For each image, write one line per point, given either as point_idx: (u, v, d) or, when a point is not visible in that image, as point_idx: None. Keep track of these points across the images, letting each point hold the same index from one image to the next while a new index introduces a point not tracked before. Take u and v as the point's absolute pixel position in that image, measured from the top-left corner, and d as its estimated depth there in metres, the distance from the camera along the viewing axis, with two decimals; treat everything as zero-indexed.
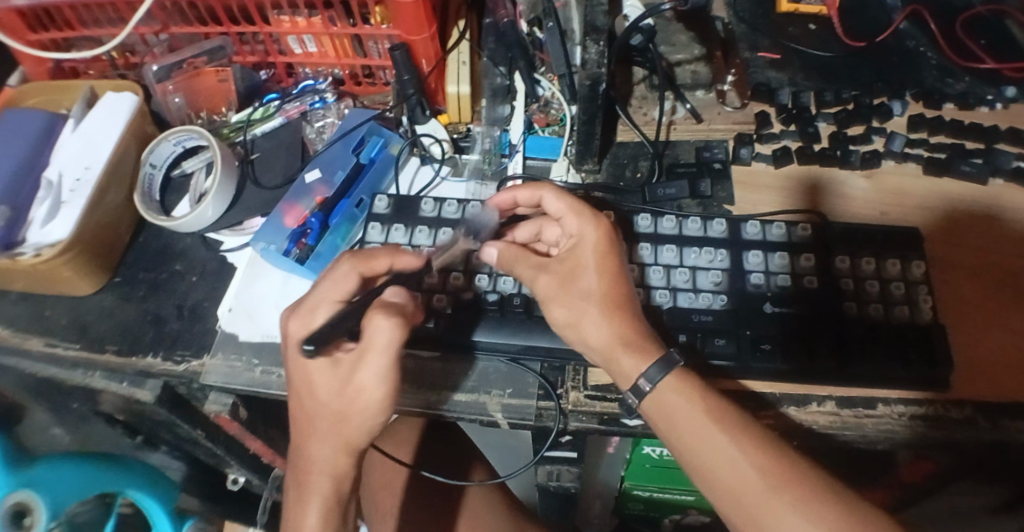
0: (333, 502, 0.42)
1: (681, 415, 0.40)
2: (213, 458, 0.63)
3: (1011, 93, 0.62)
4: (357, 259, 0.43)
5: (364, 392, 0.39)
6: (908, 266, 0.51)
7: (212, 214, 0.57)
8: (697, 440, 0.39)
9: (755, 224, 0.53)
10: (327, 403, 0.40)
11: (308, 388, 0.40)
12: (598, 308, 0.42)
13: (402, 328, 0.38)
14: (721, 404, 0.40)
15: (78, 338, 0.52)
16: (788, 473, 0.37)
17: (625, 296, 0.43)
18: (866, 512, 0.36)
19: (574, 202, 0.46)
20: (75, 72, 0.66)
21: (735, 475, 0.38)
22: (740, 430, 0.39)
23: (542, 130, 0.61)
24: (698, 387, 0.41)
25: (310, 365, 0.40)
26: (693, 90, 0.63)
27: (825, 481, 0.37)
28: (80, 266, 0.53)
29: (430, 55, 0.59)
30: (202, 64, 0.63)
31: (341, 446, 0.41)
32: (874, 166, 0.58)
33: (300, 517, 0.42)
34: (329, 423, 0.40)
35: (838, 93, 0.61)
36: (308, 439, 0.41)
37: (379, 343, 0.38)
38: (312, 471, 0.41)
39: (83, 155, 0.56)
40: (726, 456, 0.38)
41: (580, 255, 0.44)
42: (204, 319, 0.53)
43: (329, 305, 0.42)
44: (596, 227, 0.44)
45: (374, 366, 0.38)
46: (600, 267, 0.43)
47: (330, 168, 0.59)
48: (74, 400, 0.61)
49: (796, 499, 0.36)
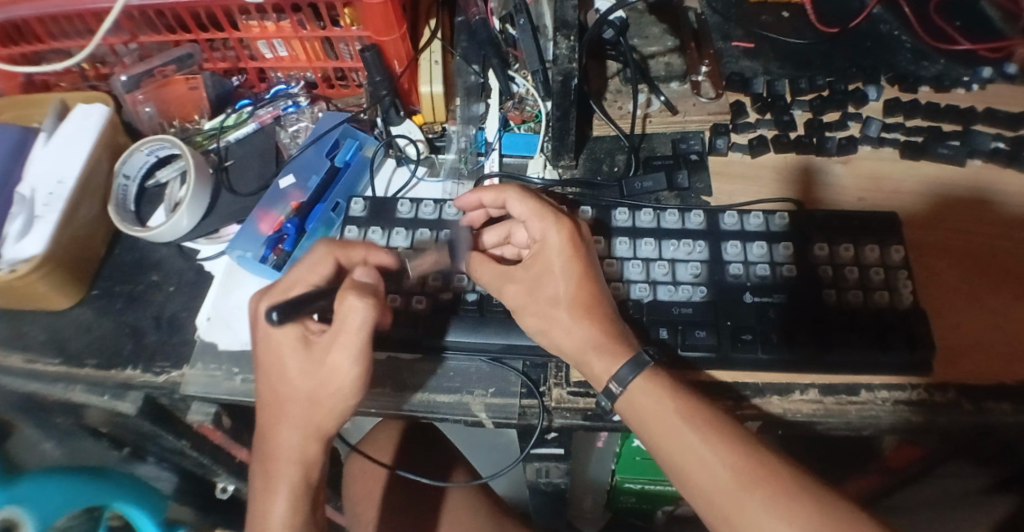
0: (300, 489, 0.42)
1: (653, 415, 0.40)
2: (200, 468, 0.63)
3: (988, 73, 0.61)
4: (334, 244, 0.45)
5: (339, 372, 0.40)
6: (887, 252, 0.51)
7: (188, 224, 0.57)
8: (670, 439, 0.39)
9: (732, 214, 0.53)
10: (299, 388, 0.41)
11: (280, 372, 0.41)
12: (569, 311, 0.43)
13: (376, 310, 0.39)
14: (693, 402, 0.40)
15: (56, 353, 0.52)
16: (759, 470, 0.37)
17: (594, 294, 0.44)
18: (837, 507, 0.36)
19: (537, 205, 0.46)
20: (47, 85, 0.65)
21: (706, 474, 0.38)
22: (711, 427, 0.39)
23: (518, 127, 0.61)
24: (672, 386, 0.41)
25: (283, 347, 0.41)
26: (667, 82, 0.62)
27: (796, 476, 0.37)
28: (55, 281, 0.52)
29: (401, 56, 0.59)
30: (171, 72, 0.61)
31: (309, 432, 0.41)
32: (851, 151, 0.58)
33: (267, 505, 0.41)
34: (301, 407, 0.41)
35: (813, 80, 0.61)
36: (275, 425, 0.42)
37: (355, 324, 0.39)
38: (278, 457, 0.41)
39: (55, 168, 0.55)
40: (697, 455, 0.38)
41: (545, 258, 0.45)
42: (182, 330, 0.53)
43: (304, 285, 0.43)
44: (559, 228, 0.45)
45: (348, 344, 0.40)
46: (567, 269, 0.44)
47: (304, 173, 0.59)
48: (57, 415, 0.61)
49: (766, 496, 0.36)
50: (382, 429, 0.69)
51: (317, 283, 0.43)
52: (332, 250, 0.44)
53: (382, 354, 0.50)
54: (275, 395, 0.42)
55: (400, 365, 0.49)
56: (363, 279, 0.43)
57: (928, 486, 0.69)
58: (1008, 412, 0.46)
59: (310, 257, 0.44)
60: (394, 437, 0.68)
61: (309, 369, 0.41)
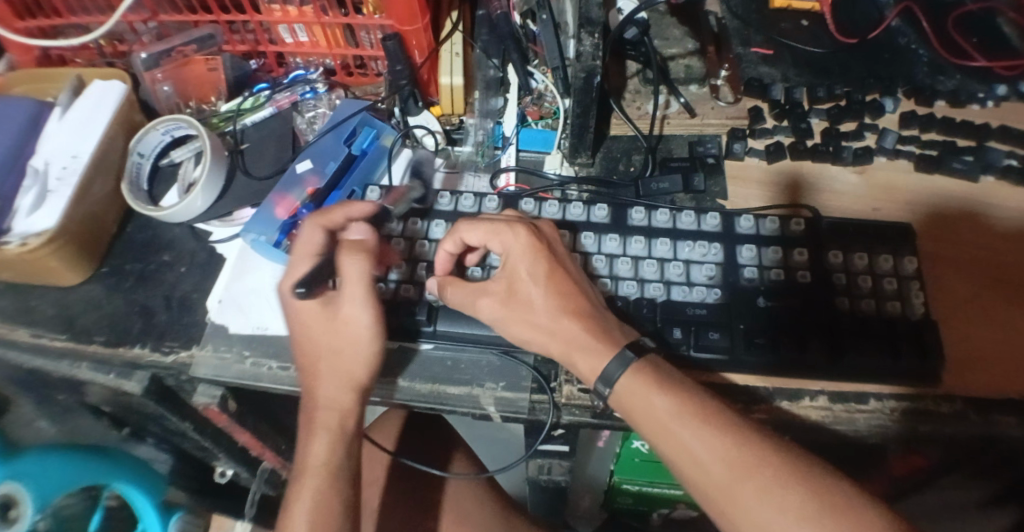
0: (339, 435, 0.45)
1: (643, 410, 0.40)
2: (201, 450, 0.63)
3: (1002, 91, 0.62)
4: (318, 214, 0.47)
5: (352, 321, 0.45)
6: (900, 262, 0.51)
7: (202, 204, 0.56)
8: (661, 435, 0.39)
9: (749, 217, 0.53)
10: (325, 342, 0.46)
11: (308, 333, 0.46)
12: (550, 310, 0.43)
13: (369, 261, 0.45)
14: (684, 395, 0.39)
15: (64, 329, 0.52)
16: (753, 462, 0.37)
17: (573, 289, 0.44)
18: (834, 495, 0.36)
19: (488, 224, 0.46)
20: (62, 61, 0.64)
21: (700, 468, 0.38)
22: (701, 421, 0.38)
23: (536, 123, 0.61)
24: (661, 380, 0.40)
25: (305, 315, 0.46)
26: (686, 84, 0.63)
27: (792, 464, 0.37)
28: (65, 256, 0.52)
29: (423, 46, 0.59)
30: (191, 52, 0.62)
31: (345, 382, 0.45)
32: (866, 162, 0.58)
33: (309, 448, 0.45)
34: (331, 359, 0.45)
35: (831, 89, 0.61)
36: (314, 380, 0.46)
37: (352, 276, 0.45)
38: (318, 407, 0.45)
39: (70, 143, 0.55)
40: (690, 450, 0.38)
41: (512, 268, 0.45)
42: (192, 311, 0.53)
43: (307, 259, 0.47)
44: (515, 235, 0.45)
45: (354, 296, 0.45)
46: (533, 272, 0.44)
47: (321, 159, 0.58)
48: (60, 392, 0.60)
49: (760, 489, 0.36)
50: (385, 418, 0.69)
51: (315, 254, 0.47)
52: (315, 221, 0.47)
53: (395, 343, 0.50)
54: (310, 353, 0.46)
55: (412, 356, 0.50)
56: (355, 236, 0.47)
57: (928, 498, 0.69)
58: (1012, 426, 0.46)
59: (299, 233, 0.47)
60: (397, 428, 0.68)
61: (330, 325, 0.46)
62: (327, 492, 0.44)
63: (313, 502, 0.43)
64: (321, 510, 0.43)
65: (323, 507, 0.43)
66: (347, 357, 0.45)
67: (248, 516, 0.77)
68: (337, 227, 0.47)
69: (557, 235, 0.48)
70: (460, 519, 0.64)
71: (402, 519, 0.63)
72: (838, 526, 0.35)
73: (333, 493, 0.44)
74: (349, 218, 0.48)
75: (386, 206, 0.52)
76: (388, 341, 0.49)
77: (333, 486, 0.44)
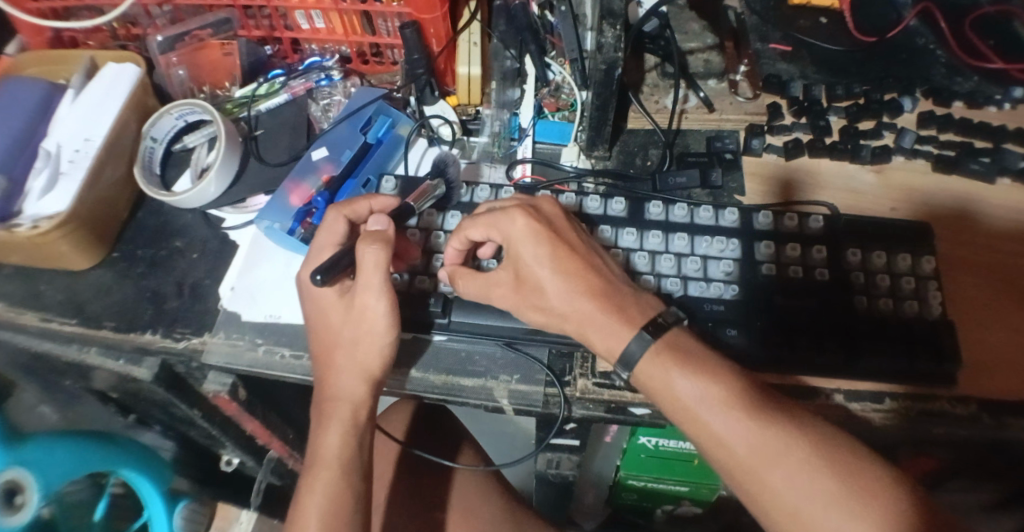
0: (351, 426, 0.45)
1: (666, 390, 0.40)
2: (207, 439, 0.62)
3: (1019, 94, 0.61)
4: (340, 205, 0.48)
5: (368, 312, 0.44)
6: (919, 262, 0.50)
7: (215, 190, 0.56)
8: (685, 416, 0.39)
9: (767, 214, 0.52)
10: (341, 332, 0.45)
11: (326, 322, 0.46)
12: (561, 291, 0.42)
13: (386, 251, 0.44)
14: (708, 374, 0.39)
15: (74, 313, 0.51)
16: (777, 444, 0.37)
17: (581, 267, 0.43)
18: (860, 477, 0.36)
19: (485, 216, 0.45)
20: (74, 43, 0.64)
21: (725, 449, 0.38)
22: (726, 400, 0.38)
23: (552, 115, 0.61)
24: (685, 359, 0.40)
25: (324, 302, 0.46)
26: (705, 79, 0.62)
27: (818, 445, 0.37)
28: (76, 240, 0.51)
29: (441, 36, 0.58)
30: (207, 36, 0.61)
31: (359, 374, 0.45)
32: (884, 161, 0.58)
33: (321, 438, 0.45)
34: (348, 350, 0.45)
35: (849, 87, 0.61)
36: (329, 370, 0.45)
37: (369, 265, 0.44)
38: (332, 398, 0.45)
39: (82, 127, 0.55)
40: (714, 432, 0.38)
41: (517, 254, 0.44)
42: (204, 298, 0.52)
43: (328, 249, 0.47)
44: (513, 219, 0.44)
45: (370, 285, 0.44)
46: (537, 256, 0.43)
47: (337, 148, 0.58)
48: (67, 377, 0.60)
49: (785, 470, 0.36)
50: (394, 410, 0.69)
51: (337, 243, 0.47)
52: (338, 210, 0.47)
53: (409, 334, 0.49)
54: (325, 343, 0.46)
55: (427, 347, 0.49)
56: (375, 227, 0.46)
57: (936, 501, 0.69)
58: None
59: (323, 223, 0.47)
60: (406, 420, 0.68)
61: (346, 314, 0.45)
62: (340, 487, 0.43)
63: (328, 496, 0.43)
64: (334, 504, 0.43)
65: (337, 502, 0.43)
66: (359, 346, 0.44)
67: (253, 505, 0.77)
68: (361, 217, 0.49)
69: (560, 214, 0.46)
70: (468, 512, 0.63)
71: (409, 511, 0.63)
72: (864, 508, 0.35)
73: (347, 488, 0.44)
74: (372, 209, 0.49)
75: (408, 203, 0.50)
76: (404, 332, 0.49)
77: (346, 480, 0.44)
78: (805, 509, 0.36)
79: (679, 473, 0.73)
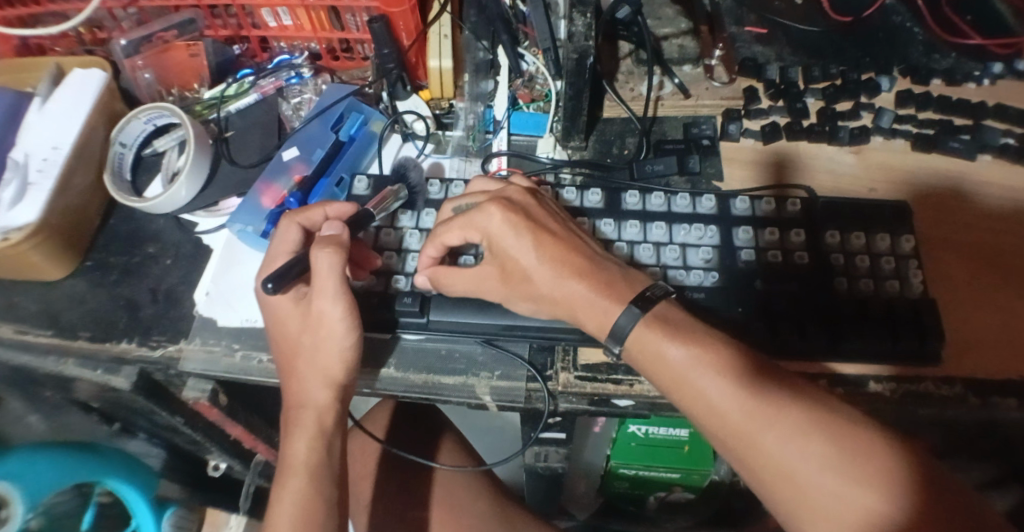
0: (320, 432, 0.45)
1: (657, 360, 0.40)
2: (192, 445, 0.61)
3: (998, 69, 0.61)
4: (294, 213, 0.48)
5: (323, 316, 0.44)
6: (898, 241, 0.50)
7: (186, 195, 0.55)
8: (678, 385, 0.39)
9: (744, 199, 0.52)
10: (300, 340, 0.45)
11: (284, 328, 0.46)
12: (549, 277, 0.42)
13: (339, 254, 0.44)
14: (700, 342, 0.39)
15: (49, 325, 0.51)
16: (770, 410, 0.37)
17: (564, 249, 0.43)
18: (856, 440, 0.35)
19: (461, 218, 0.45)
20: (41, 49, 0.63)
21: (720, 418, 0.38)
22: (718, 366, 0.38)
23: (527, 105, 0.60)
24: (676, 329, 0.40)
25: (282, 310, 0.46)
26: (680, 65, 0.62)
27: (811, 410, 0.37)
28: (48, 250, 0.51)
29: (410, 29, 0.57)
30: (171, 37, 0.60)
31: (323, 380, 0.45)
32: (862, 142, 0.57)
33: (290, 445, 0.45)
34: (308, 356, 0.45)
35: (826, 68, 0.60)
36: (292, 378, 0.45)
37: (322, 271, 0.44)
38: (301, 405, 0.45)
39: (49, 134, 0.53)
40: (706, 399, 0.38)
41: (499, 246, 0.44)
42: (179, 304, 0.52)
43: (283, 256, 0.47)
44: (492, 213, 0.44)
45: (325, 289, 0.44)
46: (520, 246, 0.43)
47: (308, 147, 0.57)
48: (45, 389, 0.58)
49: (779, 435, 0.36)
50: (381, 409, 0.69)
51: (293, 250, 0.47)
52: (291, 218, 0.48)
53: (386, 334, 0.48)
54: (290, 348, 0.46)
55: (405, 347, 0.49)
56: (327, 233, 0.46)
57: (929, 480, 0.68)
58: (1013, 409, 0.45)
59: (277, 231, 0.48)
60: (392, 418, 0.68)
61: (304, 321, 0.45)
62: (311, 491, 0.43)
63: (297, 501, 0.43)
64: (306, 510, 0.42)
65: (307, 508, 0.42)
66: (340, 348, 0.44)
67: (242, 508, 0.76)
68: (316, 225, 0.48)
69: (537, 208, 0.45)
70: (459, 510, 0.63)
71: (399, 510, 0.63)
72: (859, 471, 0.34)
73: (317, 492, 0.43)
74: (327, 216, 0.48)
75: (367, 209, 0.49)
76: (378, 333, 0.48)
77: (316, 486, 0.43)
78: (803, 474, 0.35)
79: (668, 460, 0.73)
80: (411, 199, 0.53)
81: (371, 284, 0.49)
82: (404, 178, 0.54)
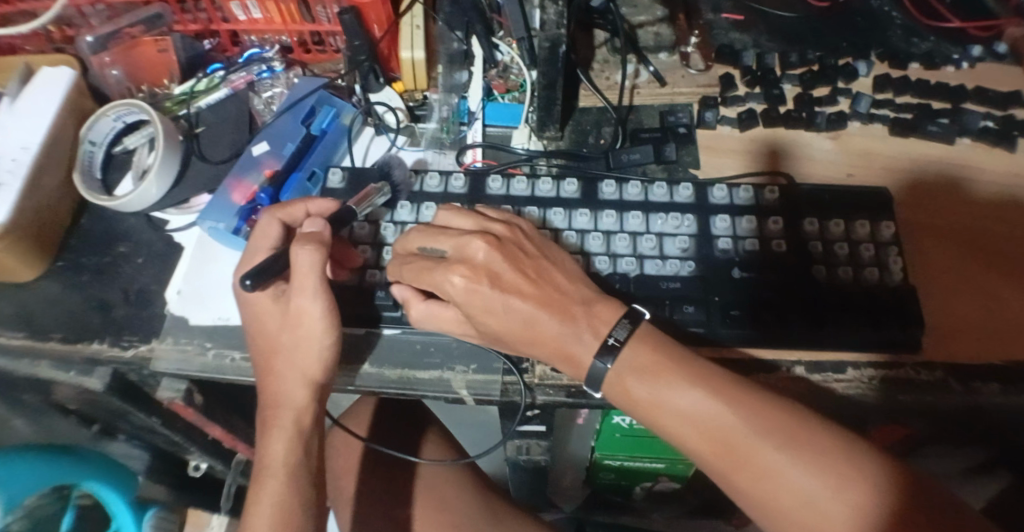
0: (297, 431, 0.45)
1: (631, 399, 0.40)
2: (172, 445, 0.61)
3: (977, 52, 0.61)
4: (274, 208, 0.47)
5: (303, 314, 0.43)
6: (878, 228, 0.50)
7: (156, 193, 0.54)
8: (653, 421, 0.40)
9: (721, 188, 0.52)
10: (277, 339, 0.45)
11: (260, 327, 0.45)
12: (524, 316, 0.41)
13: (321, 252, 0.43)
14: (669, 382, 0.39)
15: (21, 326, 0.50)
16: (739, 448, 0.37)
17: (534, 286, 0.41)
18: (828, 470, 0.36)
19: (420, 270, 0.43)
20: (11, 48, 0.62)
21: (695, 452, 0.39)
22: (686, 407, 0.38)
23: (502, 96, 0.60)
24: (645, 369, 0.39)
25: (258, 308, 0.46)
26: (656, 53, 0.62)
27: (783, 445, 0.37)
28: (19, 252, 0.50)
29: (382, 21, 0.57)
30: (139, 33, 0.59)
31: (299, 379, 0.44)
32: (840, 127, 0.57)
33: (266, 446, 0.44)
34: (287, 356, 0.44)
35: (802, 56, 0.60)
36: (269, 379, 0.45)
37: (303, 266, 0.43)
38: (278, 405, 0.44)
39: (18, 134, 0.52)
40: (680, 436, 0.39)
41: (467, 301, 0.41)
42: (151, 304, 0.51)
43: (263, 252, 0.47)
44: (451, 274, 0.41)
45: (304, 287, 0.43)
46: (491, 300, 0.41)
47: (279, 141, 0.56)
48: (21, 392, 0.58)
49: (749, 473, 0.37)
50: (363, 405, 0.68)
51: (273, 246, 0.47)
52: (272, 213, 0.47)
53: (360, 329, 0.48)
54: (268, 348, 0.45)
55: (381, 341, 0.48)
56: (309, 229, 0.45)
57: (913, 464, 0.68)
58: (996, 393, 0.45)
59: (258, 227, 0.47)
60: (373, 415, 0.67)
61: (283, 319, 0.45)
62: (288, 492, 0.43)
63: (275, 502, 0.42)
64: (283, 510, 0.42)
65: (285, 508, 0.42)
66: (318, 347, 0.44)
67: (225, 508, 0.75)
68: (297, 221, 0.48)
69: (495, 252, 0.42)
70: (442, 505, 0.63)
71: (383, 506, 0.63)
72: (828, 506, 0.35)
73: (294, 492, 0.43)
74: (309, 212, 0.48)
75: (349, 207, 0.48)
76: (355, 328, 0.48)
77: (293, 485, 0.43)
78: (775, 503, 0.37)
79: (654, 450, 0.73)
80: (392, 198, 0.52)
81: (343, 278, 0.49)
82: (389, 176, 0.53)
